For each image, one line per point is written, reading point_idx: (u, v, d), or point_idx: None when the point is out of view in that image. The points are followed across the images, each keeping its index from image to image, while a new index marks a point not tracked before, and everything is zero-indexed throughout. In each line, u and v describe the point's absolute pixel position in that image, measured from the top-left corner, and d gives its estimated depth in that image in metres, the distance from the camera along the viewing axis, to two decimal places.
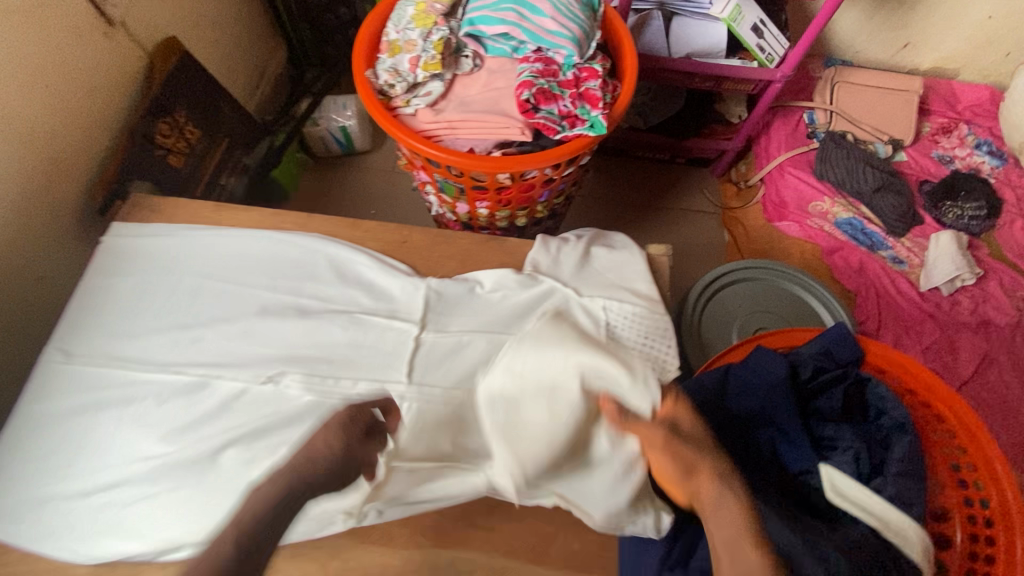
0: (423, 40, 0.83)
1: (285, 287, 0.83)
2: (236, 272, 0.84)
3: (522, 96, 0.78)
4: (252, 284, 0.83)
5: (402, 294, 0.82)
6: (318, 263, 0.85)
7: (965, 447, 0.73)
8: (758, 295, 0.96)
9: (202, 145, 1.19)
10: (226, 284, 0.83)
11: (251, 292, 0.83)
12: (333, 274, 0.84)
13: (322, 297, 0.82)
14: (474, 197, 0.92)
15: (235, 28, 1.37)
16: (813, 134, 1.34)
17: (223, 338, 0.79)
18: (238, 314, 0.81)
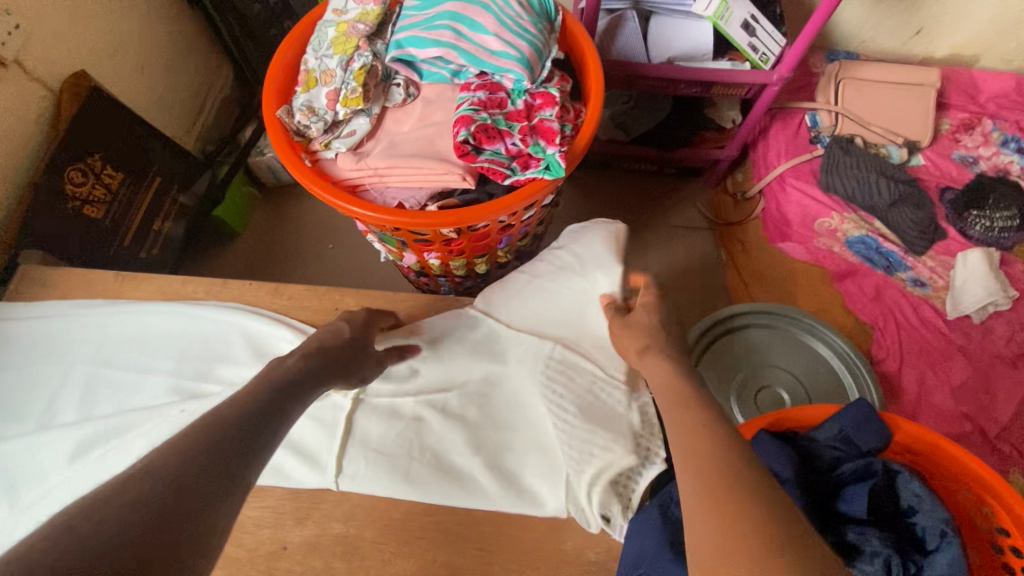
0: (343, 70, 0.69)
1: (192, 372, 0.70)
2: (139, 356, 0.72)
3: (458, 136, 0.63)
4: (157, 369, 0.71)
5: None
6: (233, 340, 0.72)
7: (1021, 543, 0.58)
8: (776, 349, 0.84)
9: (127, 189, 1.06)
10: (128, 371, 0.71)
11: (154, 380, 0.70)
12: (248, 352, 0.71)
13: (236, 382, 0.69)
14: (421, 249, 0.79)
15: (167, 50, 1.24)
16: (817, 138, 1.17)
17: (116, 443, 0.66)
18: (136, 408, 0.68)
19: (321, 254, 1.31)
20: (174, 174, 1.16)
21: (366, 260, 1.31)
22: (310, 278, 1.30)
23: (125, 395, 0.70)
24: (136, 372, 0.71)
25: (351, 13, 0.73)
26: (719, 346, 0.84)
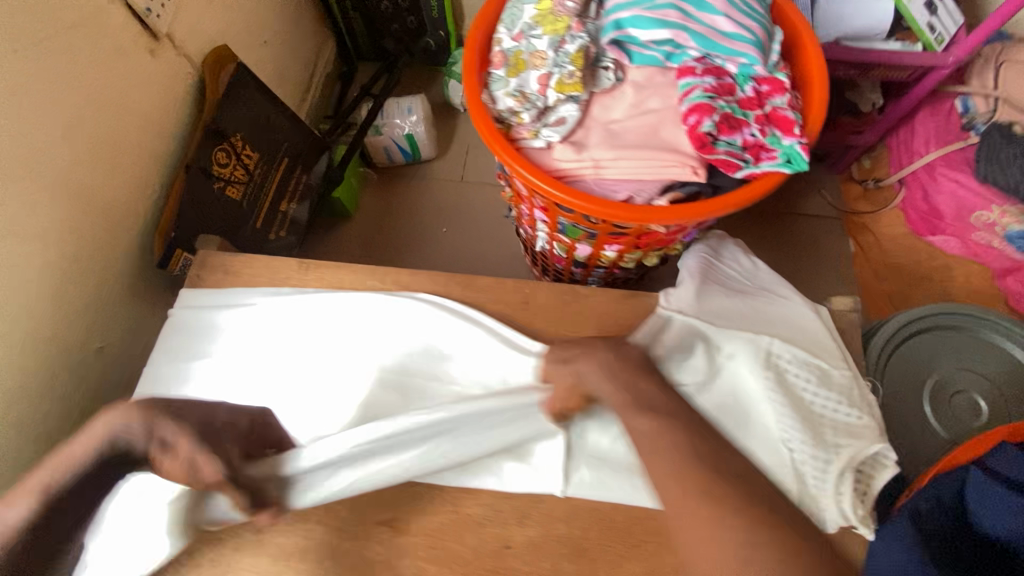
0: (555, 52, 0.65)
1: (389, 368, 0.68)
2: (329, 349, 0.70)
3: (700, 126, 0.59)
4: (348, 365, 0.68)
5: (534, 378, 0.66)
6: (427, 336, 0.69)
7: None
8: (965, 353, 0.78)
9: (260, 170, 1.04)
10: (319, 364, 0.69)
11: (348, 375, 0.68)
12: (445, 350, 0.69)
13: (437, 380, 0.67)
14: (604, 242, 0.75)
15: (283, 25, 1.20)
16: (970, 125, 1.05)
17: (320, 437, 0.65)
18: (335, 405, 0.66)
19: (434, 237, 1.30)
20: (300, 154, 1.13)
21: (480, 246, 1.29)
22: (424, 261, 1.28)
23: (319, 391, 0.68)
24: (327, 365, 0.69)
25: None
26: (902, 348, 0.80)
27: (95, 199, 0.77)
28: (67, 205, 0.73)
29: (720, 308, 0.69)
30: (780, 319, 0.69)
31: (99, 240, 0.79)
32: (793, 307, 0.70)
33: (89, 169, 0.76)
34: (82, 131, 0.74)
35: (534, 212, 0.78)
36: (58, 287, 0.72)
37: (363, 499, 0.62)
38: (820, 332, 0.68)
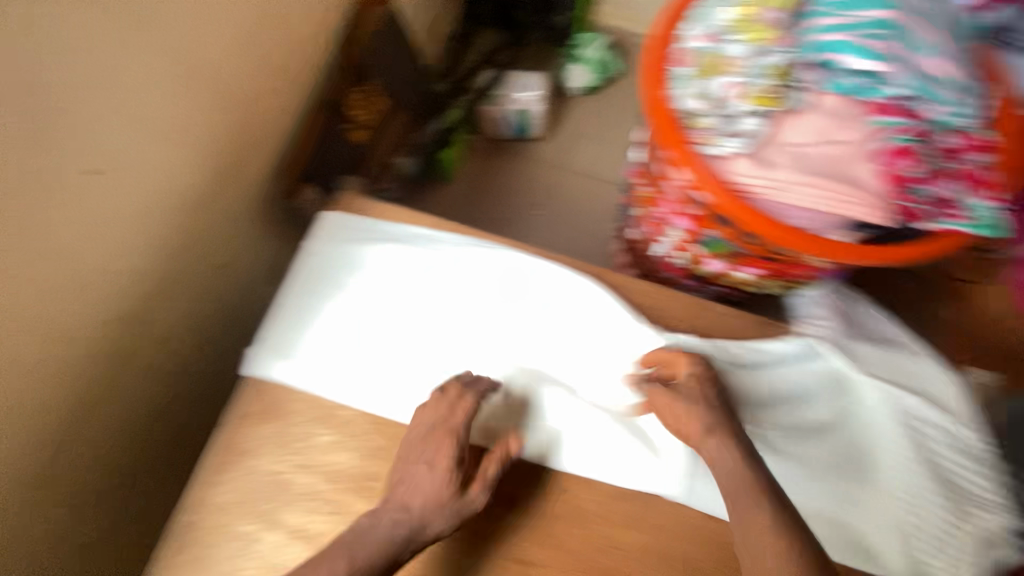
0: (753, 61, 0.65)
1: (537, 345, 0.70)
2: (473, 314, 0.71)
3: (904, 171, 0.59)
4: (494, 333, 0.70)
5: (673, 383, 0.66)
6: (583, 321, 0.71)
7: None
8: None
9: (386, 117, 1.03)
10: (461, 330, 0.70)
11: (494, 343, 0.70)
12: (600, 340, 0.70)
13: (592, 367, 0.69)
14: (745, 262, 0.74)
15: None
16: None
17: (436, 394, 0.67)
18: (475, 367, 0.68)
19: (528, 218, 1.27)
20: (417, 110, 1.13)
21: (574, 237, 1.26)
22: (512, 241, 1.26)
23: (460, 353, 0.69)
24: (466, 330, 0.70)
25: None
26: None
27: (248, 117, 0.76)
28: (227, 118, 0.72)
29: (855, 355, 0.67)
30: (909, 369, 0.67)
31: (244, 159, 0.78)
32: (933, 367, 0.68)
33: (251, 87, 0.75)
34: (256, 49, 0.73)
35: (675, 219, 0.77)
36: (206, 196, 0.73)
37: None
38: (943, 387, 0.66)
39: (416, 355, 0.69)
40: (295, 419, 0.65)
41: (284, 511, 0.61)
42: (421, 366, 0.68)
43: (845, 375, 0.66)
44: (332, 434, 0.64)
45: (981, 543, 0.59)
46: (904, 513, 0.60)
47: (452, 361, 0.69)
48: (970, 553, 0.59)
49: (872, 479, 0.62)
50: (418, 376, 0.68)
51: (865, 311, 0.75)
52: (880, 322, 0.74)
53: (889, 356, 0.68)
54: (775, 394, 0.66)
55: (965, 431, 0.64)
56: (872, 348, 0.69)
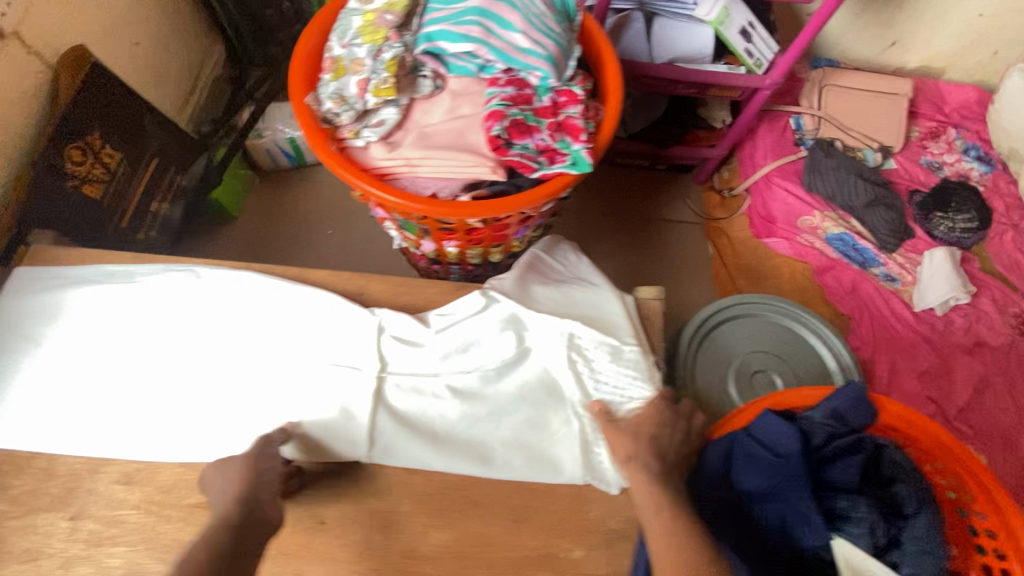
0: (373, 59, 0.71)
1: (240, 348, 0.70)
2: (176, 334, 0.71)
3: (492, 131, 0.66)
4: (196, 348, 0.70)
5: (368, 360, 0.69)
6: (286, 316, 0.72)
7: (973, 494, 0.67)
8: (768, 337, 0.89)
9: (124, 170, 1.05)
10: (164, 353, 0.70)
11: (196, 358, 0.70)
12: (299, 333, 0.71)
13: (291, 357, 0.70)
14: (441, 237, 0.80)
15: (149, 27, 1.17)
16: (801, 141, 1.27)
17: (130, 422, 0.67)
18: (178, 386, 0.69)
19: (319, 238, 1.30)
20: (171, 154, 1.15)
21: (369, 246, 1.30)
22: (306, 263, 1.28)
23: (164, 375, 0.69)
24: (168, 352, 0.70)
25: (377, 2, 0.75)
26: (711, 333, 0.89)
27: None
28: None
29: (532, 296, 0.73)
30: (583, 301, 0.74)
31: None
32: (600, 290, 0.76)
33: None
34: None
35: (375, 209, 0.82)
36: None
37: (181, 484, 0.64)
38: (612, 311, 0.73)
39: (119, 387, 0.68)
40: None
41: None
42: (125, 397, 0.68)
43: (518, 314, 0.71)
44: (25, 485, 0.64)
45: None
46: (576, 421, 0.68)
47: (148, 387, 0.69)
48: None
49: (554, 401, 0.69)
50: (122, 406, 0.68)
51: (551, 259, 0.81)
52: (565, 264, 0.81)
53: (562, 290, 0.76)
54: (459, 345, 0.70)
55: (619, 338, 0.70)
56: (548, 287, 0.75)
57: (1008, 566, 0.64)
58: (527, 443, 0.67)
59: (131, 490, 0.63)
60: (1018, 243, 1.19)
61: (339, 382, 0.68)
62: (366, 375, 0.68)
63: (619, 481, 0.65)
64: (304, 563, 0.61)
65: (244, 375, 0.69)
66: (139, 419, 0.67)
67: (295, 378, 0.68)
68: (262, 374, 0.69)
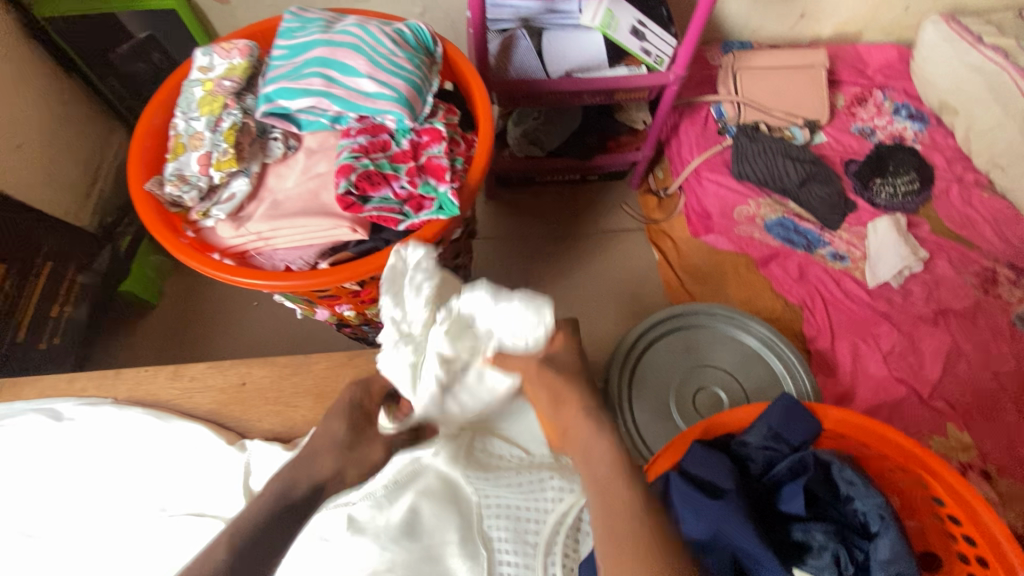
0: (212, 132, 0.65)
1: (109, 500, 0.64)
2: (43, 484, 0.65)
3: (340, 187, 0.60)
4: (59, 504, 0.64)
5: (233, 506, 0.61)
6: (151, 452, 0.64)
7: (942, 497, 0.60)
8: (706, 350, 0.83)
9: (13, 281, 1.00)
10: (24, 511, 0.64)
11: (58, 518, 0.63)
12: (163, 460, 0.64)
13: (151, 507, 0.62)
14: (329, 303, 0.73)
15: (27, 126, 1.07)
16: (724, 129, 1.21)
17: None
18: (46, 538, 0.63)
19: (245, 310, 1.24)
20: (68, 254, 1.09)
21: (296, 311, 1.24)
22: (234, 341, 1.22)
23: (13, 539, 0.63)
24: (34, 499, 0.64)
25: (216, 69, 0.69)
26: (646, 356, 0.83)
27: None
28: None
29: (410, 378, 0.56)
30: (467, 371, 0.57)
31: None
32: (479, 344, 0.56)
33: None
34: None
35: None
36: None
37: None
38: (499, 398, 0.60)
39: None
40: None
41: None
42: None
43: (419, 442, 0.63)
44: None
45: (553, 550, 0.57)
46: (486, 552, 0.57)
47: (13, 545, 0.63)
48: (552, 547, 0.57)
49: (459, 534, 0.58)
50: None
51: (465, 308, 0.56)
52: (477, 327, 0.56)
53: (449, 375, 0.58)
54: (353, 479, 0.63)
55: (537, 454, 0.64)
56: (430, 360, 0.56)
57: (993, 575, 0.56)
58: None
59: None
60: (965, 197, 1.14)
61: (199, 535, 0.60)
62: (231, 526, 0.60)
63: None
64: None
65: (109, 536, 0.62)
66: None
67: (157, 521, 0.61)
68: (124, 531, 0.62)
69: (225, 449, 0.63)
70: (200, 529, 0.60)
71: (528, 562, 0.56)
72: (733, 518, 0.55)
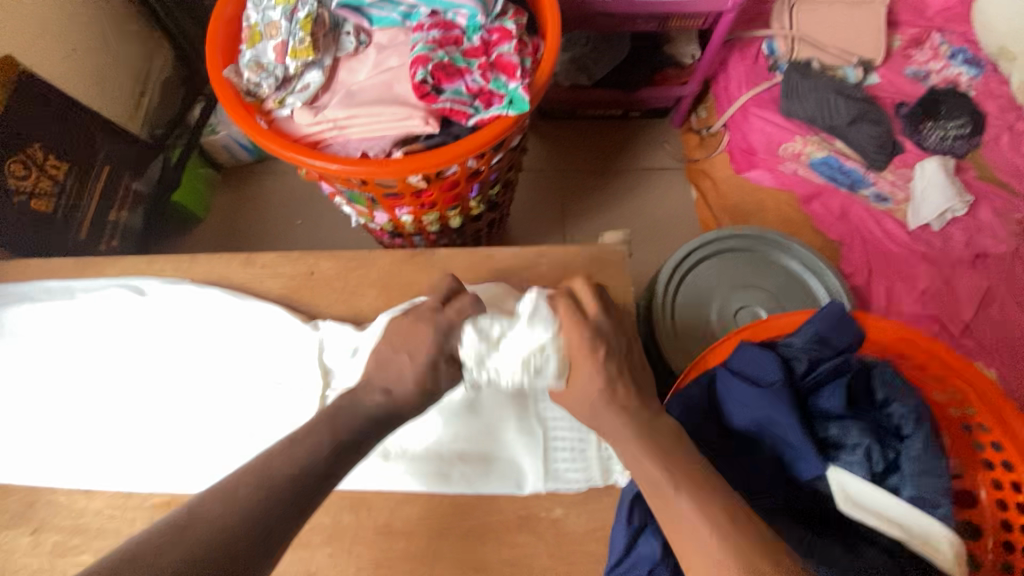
0: (288, 21, 0.66)
1: (190, 361, 0.68)
2: (135, 351, 0.69)
3: (417, 76, 0.62)
4: (142, 370, 0.68)
5: (310, 379, 0.65)
6: (229, 329, 0.68)
7: (975, 407, 0.65)
8: (749, 272, 0.85)
9: (73, 181, 1.03)
10: (106, 375, 0.68)
11: (139, 380, 0.67)
12: (238, 338, 0.68)
13: (231, 376, 0.66)
14: (391, 204, 0.77)
15: (78, 29, 1.07)
16: (775, 66, 1.19)
17: (84, 438, 0.65)
18: (126, 404, 0.66)
19: (289, 229, 1.27)
20: (123, 162, 1.12)
21: (339, 231, 1.27)
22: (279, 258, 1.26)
23: (99, 399, 0.67)
24: (129, 363, 0.68)
25: None
26: (690, 275, 0.85)
27: None
28: None
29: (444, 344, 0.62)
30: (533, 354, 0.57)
31: None
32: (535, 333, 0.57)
33: None
34: None
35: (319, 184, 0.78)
36: None
37: (141, 483, 0.62)
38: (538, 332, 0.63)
39: (83, 399, 0.67)
40: None
41: None
42: (85, 417, 0.66)
43: None
44: None
45: None
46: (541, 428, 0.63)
47: (97, 405, 0.67)
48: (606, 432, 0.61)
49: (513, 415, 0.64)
50: (77, 427, 0.66)
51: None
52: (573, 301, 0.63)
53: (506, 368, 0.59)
54: None
55: None
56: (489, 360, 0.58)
57: (1016, 475, 0.61)
58: (482, 455, 0.62)
59: (92, 497, 0.62)
60: (1016, 145, 1.12)
61: (278, 402, 0.64)
62: (307, 396, 0.64)
63: (586, 476, 0.60)
64: None
65: (195, 398, 0.66)
66: (92, 438, 0.65)
67: (231, 390, 0.66)
68: (206, 396, 0.66)
69: (297, 327, 0.67)
70: (280, 397, 0.64)
71: (582, 441, 0.62)
72: (774, 407, 0.59)
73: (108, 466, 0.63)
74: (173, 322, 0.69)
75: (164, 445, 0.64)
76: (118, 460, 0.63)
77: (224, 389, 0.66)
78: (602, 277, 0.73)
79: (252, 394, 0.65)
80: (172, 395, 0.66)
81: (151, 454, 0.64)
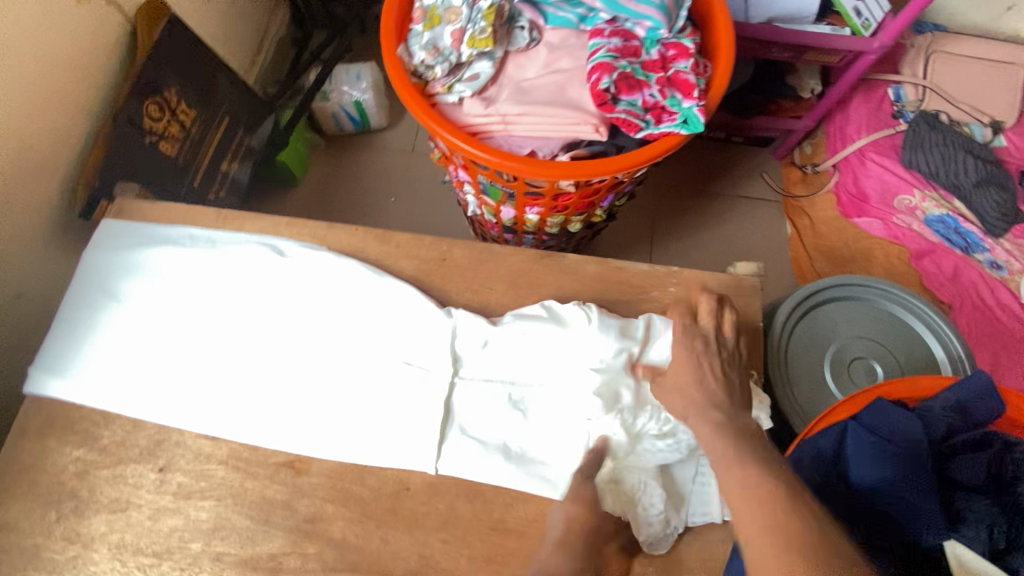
0: (469, 8, 0.66)
1: (320, 328, 0.69)
2: (267, 310, 0.70)
3: (601, 83, 0.61)
4: (273, 330, 0.69)
5: (439, 363, 0.66)
6: (364, 302, 0.69)
7: None
8: (869, 324, 0.83)
9: (198, 128, 1.05)
10: (238, 329, 0.69)
11: (270, 339, 0.69)
12: (370, 313, 0.69)
13: (362, 349, 0.67)
14: (525, 202, 0.77)
15: None
16: (900, 113, 1.16)
17: (213, 387, 0.67)
18: (254, 361, 0.68)
19: (382, 206, 1.29)
20: (239, 116, 1.14)
21: (429, 213, 1.28)
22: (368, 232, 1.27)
23: (228, 352, 0.68)
24: (260, 320, 0.70)
25: None
26: (806, 316, 0.84)
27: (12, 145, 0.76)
28: None
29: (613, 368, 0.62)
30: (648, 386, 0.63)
31: (20, 186, 0.78)
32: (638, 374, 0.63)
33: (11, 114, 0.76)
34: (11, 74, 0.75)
35: (456, 171, 0.79)
36: None
37: (267, 440, 0.63)
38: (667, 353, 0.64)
39: (214, 350, 0.69)
40: (92, 423, 0.66)
41: (86, 520, 0.61)
42: (214, 367, 0.68)
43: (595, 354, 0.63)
44: (114, 435, 0.65)
45: None
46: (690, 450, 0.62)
47: (227, 357, 0.68)
48: None
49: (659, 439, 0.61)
50: (206, 376, 0.67)
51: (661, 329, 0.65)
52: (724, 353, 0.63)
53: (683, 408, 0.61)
54: (540, 366, 0.65)
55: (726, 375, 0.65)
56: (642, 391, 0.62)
57: None
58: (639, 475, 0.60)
59: (217, 446, 0.64)
60: None
61: (406, 381, 0.65)
62: (436, 380, 0.65)
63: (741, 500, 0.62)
64: (392, 528, 0.60)
65: (322, 362, 0.67)
66: (221, 390, 0.66)
67: (360, 363, 0.66)
68: (335, 365, 0.67)
69: (429, 312, 0.68)
70: (409, 377, 0.65)
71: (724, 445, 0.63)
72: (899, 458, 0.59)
73: (236, 418, 0.65)
74: (308, 287, 0.70)
75: (291, 406, 0.65)
76: (246, 414, 0.65)
77: (352, 361, 0.67)
78: (732, 309, 0.72)
79: (380, 370, 0.66)
80: (301, 358, 0.67)
81: (276, 414, 0.65)
